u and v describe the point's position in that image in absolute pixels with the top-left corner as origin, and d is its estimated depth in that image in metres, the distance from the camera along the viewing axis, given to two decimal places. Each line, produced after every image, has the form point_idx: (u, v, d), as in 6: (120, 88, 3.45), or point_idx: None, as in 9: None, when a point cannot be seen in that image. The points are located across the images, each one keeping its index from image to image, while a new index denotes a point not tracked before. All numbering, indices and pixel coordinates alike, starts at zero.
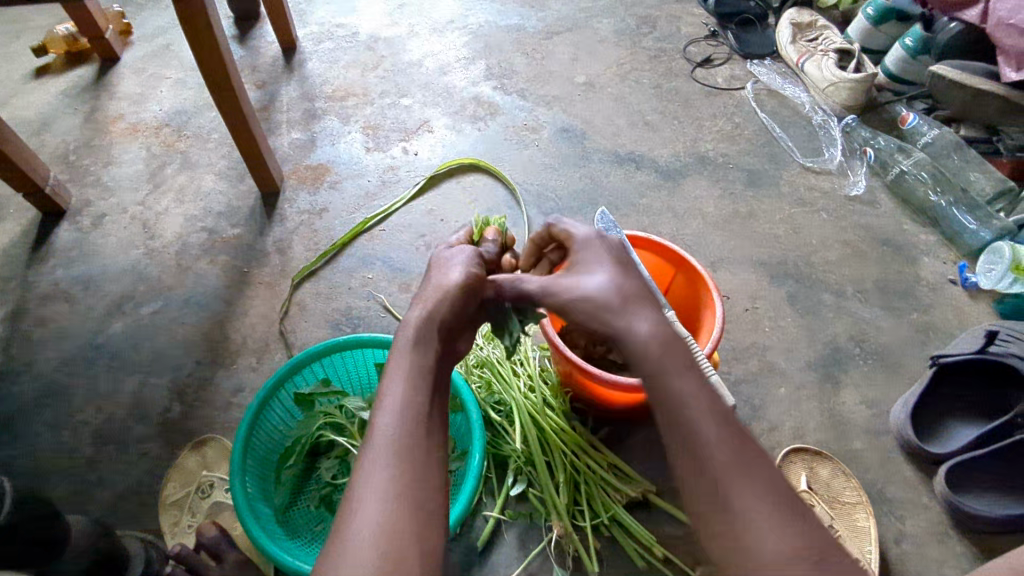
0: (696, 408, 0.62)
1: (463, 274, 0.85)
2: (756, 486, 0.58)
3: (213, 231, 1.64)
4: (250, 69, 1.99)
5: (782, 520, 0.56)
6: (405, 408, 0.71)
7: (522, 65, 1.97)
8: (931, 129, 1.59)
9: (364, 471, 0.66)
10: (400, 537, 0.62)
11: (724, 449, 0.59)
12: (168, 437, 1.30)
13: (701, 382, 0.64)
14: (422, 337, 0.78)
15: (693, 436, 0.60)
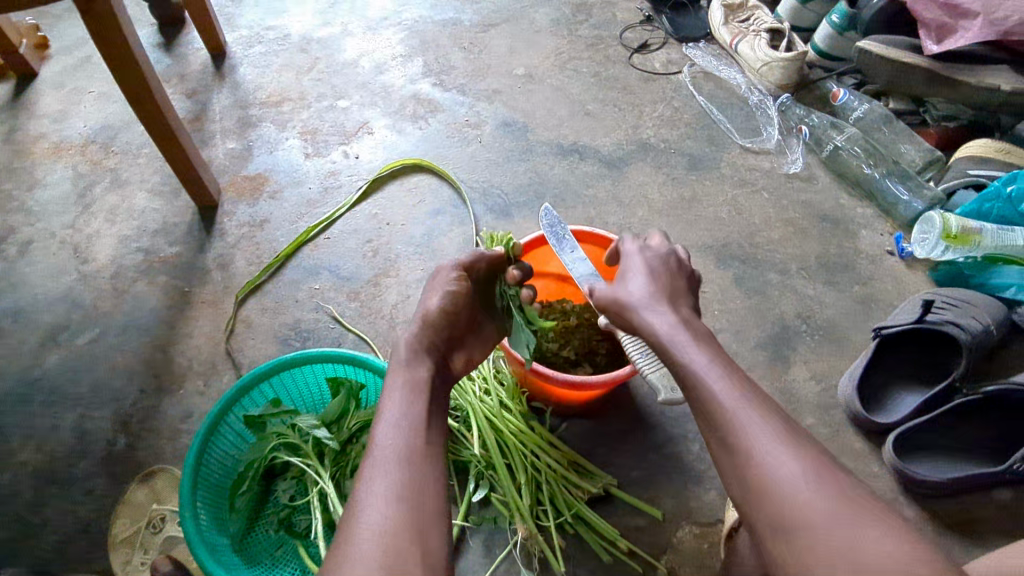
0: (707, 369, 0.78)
1: (439, 303, 0.97)
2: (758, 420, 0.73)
3: (149, 251, 1.58)
4: (178, 79, 1.91)
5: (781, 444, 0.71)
6: (401, 423, 0.81)
7: (460, 60, 1.94)
8: (862, 104, 1.64)
9: (367, 476, 0.75)
10: (402, 530, 0.70)
11: (728, 395, 0.75)
12: (114, 471, 1.25)
13: (711, 349, 0.81)
14: (413, 360, 0.91)
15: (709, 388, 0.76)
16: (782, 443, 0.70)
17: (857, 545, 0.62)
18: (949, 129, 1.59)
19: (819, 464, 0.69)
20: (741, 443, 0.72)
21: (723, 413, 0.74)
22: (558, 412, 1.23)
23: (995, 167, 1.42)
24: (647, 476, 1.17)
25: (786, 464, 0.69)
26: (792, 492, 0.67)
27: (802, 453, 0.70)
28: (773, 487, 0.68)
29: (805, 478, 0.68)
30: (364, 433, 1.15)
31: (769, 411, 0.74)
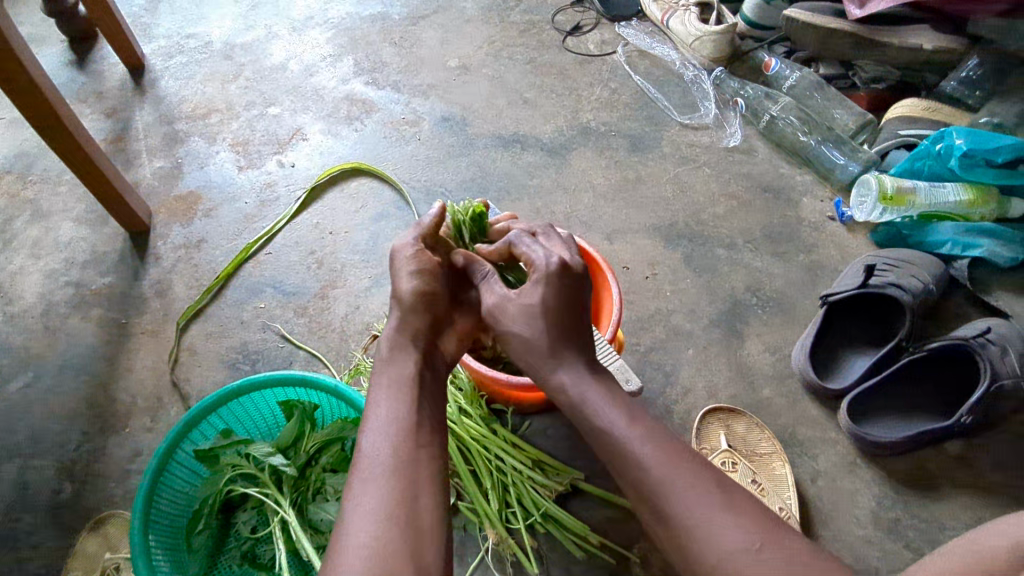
0: (627, 440, 0.75)
1: (413, 287, 0.89)
2: (686, 489, 0.70)
3: (79, 284, 1.49)
4: (95, 98, 1.81)
5: (714, 510, 0.68)
6: (388, 429, 0.76)
7: (392, 56, 1.88)
8: (793, 72, 1.66)
9: (356, 490, 0.70)
10: (392, 541, 0.66)
11: (654, 466, 0.72)
12: (63, 521, 1.19)
13: (624, 409, 0.78)
14: (396, 356, 0.85)
15: (631, 459, 0.74)
16: (719, 511, 0.68)
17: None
18: (877, 91, 1.62)
19: (762, 529, 0.66)
20: (678, 520, 0.69)
21: (654, 486, 0.71)
22: (518, 411, 1.24)
23: (924, 125, 1.46)
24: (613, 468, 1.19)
25: (725, 535, 0.66)
26: (737, 564, 0.64)
27: (743, 519, 0.67)
28: (717, 565, 0.65)
29: (748, 547, 0.65)
30: (323, 454, 1.12)
31: (695, 472, 0.72)
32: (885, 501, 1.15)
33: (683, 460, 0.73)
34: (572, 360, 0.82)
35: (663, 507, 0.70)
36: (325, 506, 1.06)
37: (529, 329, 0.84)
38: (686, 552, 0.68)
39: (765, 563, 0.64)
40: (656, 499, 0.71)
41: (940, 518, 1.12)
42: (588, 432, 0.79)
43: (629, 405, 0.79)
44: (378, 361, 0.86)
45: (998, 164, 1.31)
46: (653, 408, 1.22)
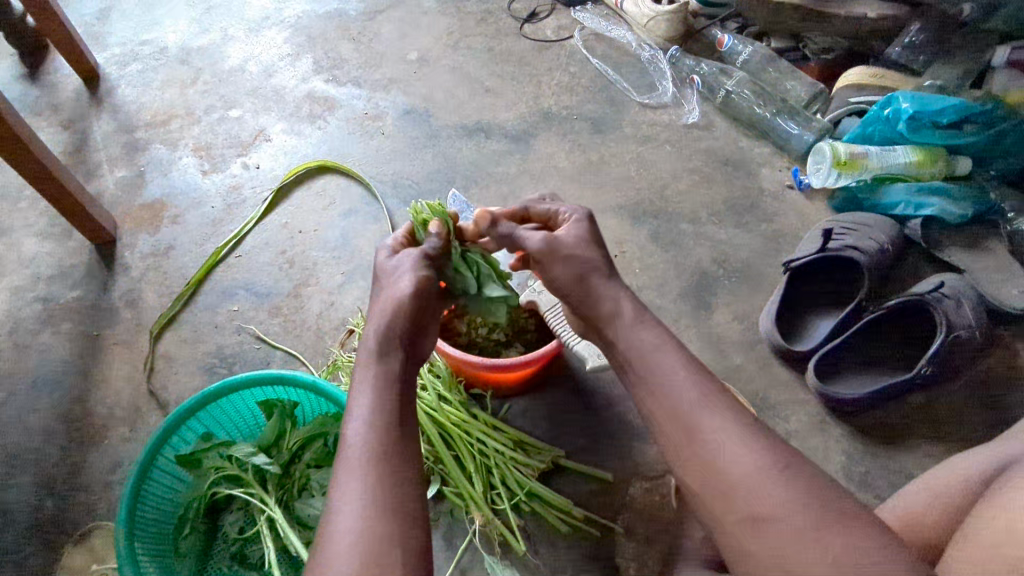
0: (665, 369, 0.78)
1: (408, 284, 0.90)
2: (718, 412, 0.73)
3: (47, 299, 1.47)
4: (51, 110, 1.77)
5: (742, 434, 0.70)
6: (372, 422, 0.76)
7: (350, 51, 1.87)
8: (745, 47, 1.70)
9: (342, 482, 0.71)
10: (379, 532, 0.67)
11: (692, 390, 0.75)
12: (48, 538, 1.19)
13: (665, 337, 0.82)
14: (385, 350, 0.84)
15: (667, 384, 0.77)
16: (739, 437, 0.70)
17: (822, 537, 0.63)
18: (827, 62, 1.67)
19: (781, 455, 0.69)
20: (706, 444, 0.71)
21: (682, 411, 0.74)
22: (497, 395, 1.26)
23: (873, 92, 1.53)
24: (592, 443, 1.22)
25: (751, 453, 0.69)
26: (750, 481, 0.68)
27: (764, 443, 0.70)
28: (731, 483, 0.68)
29: (770, 466, 0.67)
30: (306, 451, 1.13)
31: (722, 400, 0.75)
32: (855, 456, 1.19)
33: (714, 388, 0.76)
34: (619, 289, 0.89)
35: (690, 428, 0.73)
36: (311, 502, 1.07)
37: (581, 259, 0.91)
38: (704, 472, 0.71)
39: (779, 480, 0.67)
40: (688, 424, 0.73)
41: (908, 467, 1.17)
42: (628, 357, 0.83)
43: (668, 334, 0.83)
44: (365, 352, 0.84)
45: (942, 125, 1.39)
46: None
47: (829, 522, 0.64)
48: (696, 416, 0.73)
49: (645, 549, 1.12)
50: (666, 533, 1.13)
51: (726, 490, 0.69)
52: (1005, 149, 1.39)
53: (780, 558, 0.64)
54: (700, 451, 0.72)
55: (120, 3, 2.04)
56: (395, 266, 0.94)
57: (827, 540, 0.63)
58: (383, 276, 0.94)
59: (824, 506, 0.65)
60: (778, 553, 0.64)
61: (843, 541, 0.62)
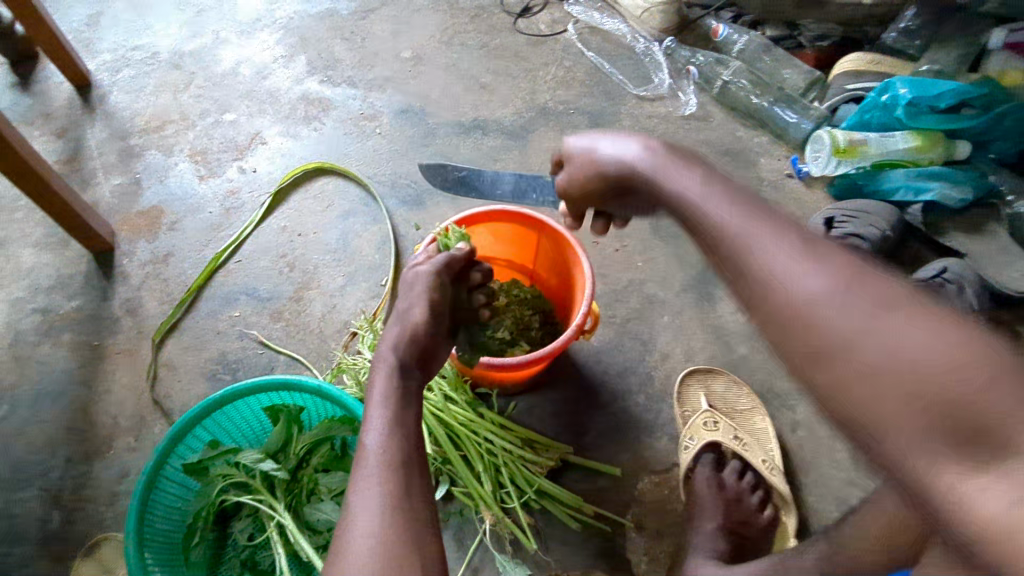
0: (703, 200, 0.68)
1: (419, 312, 0.90)
2: (770, 233, 0.62)
3: (46, 310, 1.46)
4: (43, 118, 1.76)
5: (792, 250, 0.60)
6: (391, 425, 0.78)
7: (344, 51, 1.86)
8: (742, 36, 1.70)
9: (359, 489, 0.72)
10: (394, 539, 0.68)
11: (733, 215, 0.64)
12: (58, 551, 1.19)
13: (701, 176, 0.71)
14: (406, 365, 0.86)
15: (703, 213, 0.67)
16: (796, 255, 0.59)
17: (912, 352, 0.50)
18: (823, 49, 1.67)
19: (860, 270, 0.57)
20: (755, 267, 0.61)
21: (738, 236, 0.63)
22: (503, 393, 1.26)
23: (870, 79, 1.53)
24: (601, 438, 1.22)
25: (802, 273, 0.58)
26: (821, 299, 0.56)
27: (823, 258, 0.58)
28: (802, 308, 0.57)
29: (830, 288, 0.56)
30: (313, 456, 1.13)
31: (773, 219, 0.63)
32: None
33: (764, 212, 0.64)
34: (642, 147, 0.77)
35: (737, 256, 0.62)
36: (320, 506, 1.08)
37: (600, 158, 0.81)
38: (760, 293, 0.60)
39: (857, 293, 0.55)
40: (734, 253, 0.63)
41: None
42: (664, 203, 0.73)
43: (703, 168, 0.72)
44: (382, 361, 0.86)
45: (940, 110, 1.38)
46: (635, 375, 1.29)
47: (900, 313, 0.52)
48: (741, 240, 0.62)
49: (657, 543, 1.13)
50: (675, 526, 1.14)
51: (792, 318, 0.57)
52: (1005, 131, 1.39)
53: (859, 386, 0.52)
54: (762, 278, 0.60)
55: (108, 8, 2.02)
56: (412, 281, 0.95)
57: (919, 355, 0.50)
58: (400, 293, 0.95)
59: (897, 317, 0.52)
60: (858, 380, 0.52)
61: (920, 334, 0.51)
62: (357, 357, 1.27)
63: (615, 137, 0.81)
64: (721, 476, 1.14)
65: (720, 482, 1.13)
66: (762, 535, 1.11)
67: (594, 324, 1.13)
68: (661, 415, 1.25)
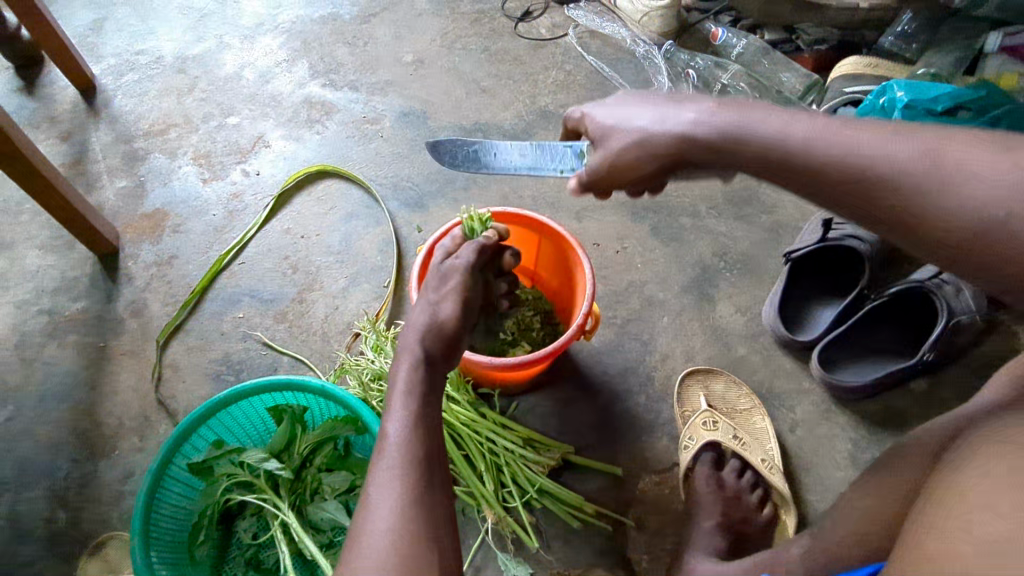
0: (803, 158, 0.73)
1: (451, 307, 0.88)
2: (890, 169, 0.68)
3: (51, 312, 1.47)
4: (48, 122, 1.77)
5: (921, 183, 0.66)
6: (413, 417, 0.79)
7: (347, 56, 1.88)
8: (740, 40, 1.72)
9: (379, 480, 0.74)
10: (411, 530, 0.70)
11: (844, 159, 0.71)
12: (64, 550, 1.20)
13: (773, 128, 0.75)
14: (429, 358, 0.86)
15: (817, 167, 0.72)
16: (936, 181, 0.66)
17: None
18: (821, 52, 1.68)
19: (984, 157, 0.63)
20: (904, 210, 0.68)
21: (859, 168, 0.70)
22: (505, 393, 1.27)
23: (867, 82, 1.53)
24: (602, 437, 1.24)
25: (956, 198, 0.65)
26: (971, 198, 0.64)
27: (962, 175, 0.64)
28: (954, 214, 0.65)
29: (1001, 197, 0.62)
30: (317, 455, 1.14)
31: (880, 155, 0.69)
32: (859, 442, 1.23)
33: (865, 150, 0.70)
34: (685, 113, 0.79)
35: (883, 205, 0.70)
36: (323, 505, 1.08)
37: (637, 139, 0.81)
38: (923, 227, 0.68)
39: (997, 178, 0.62)
40: (873, 199, 0.70)
41: None
42: (750, 165, 0.78)
43: (761, 119, 0.75)
44: (406, 351, 0.86)
45: (936, 113, 1.39)
46: (635, 376, 1.30)
47: None
48: (876, 184, 0.69)
49: (657, 540, 1.14)
50: (676, 524, 1.15)
51: (974, 241, 0.64)
52: (1002, 134, 1.37)
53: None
54: (898, 199, 0.68)
55: (113, 13, 2.04)
56: (445, 274, 0.92)
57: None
58: (433, 285, 0.92)
59: None
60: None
61: None
62: (360, 358, 1.28)
63: (638, 105, 0.82)
64: (720, 475, 1.15)
65: (720, 481, 1.14)
66: (762, 533, 1.13)
67: (594, 324, 1.13)
68: (661, 415, 1.26)
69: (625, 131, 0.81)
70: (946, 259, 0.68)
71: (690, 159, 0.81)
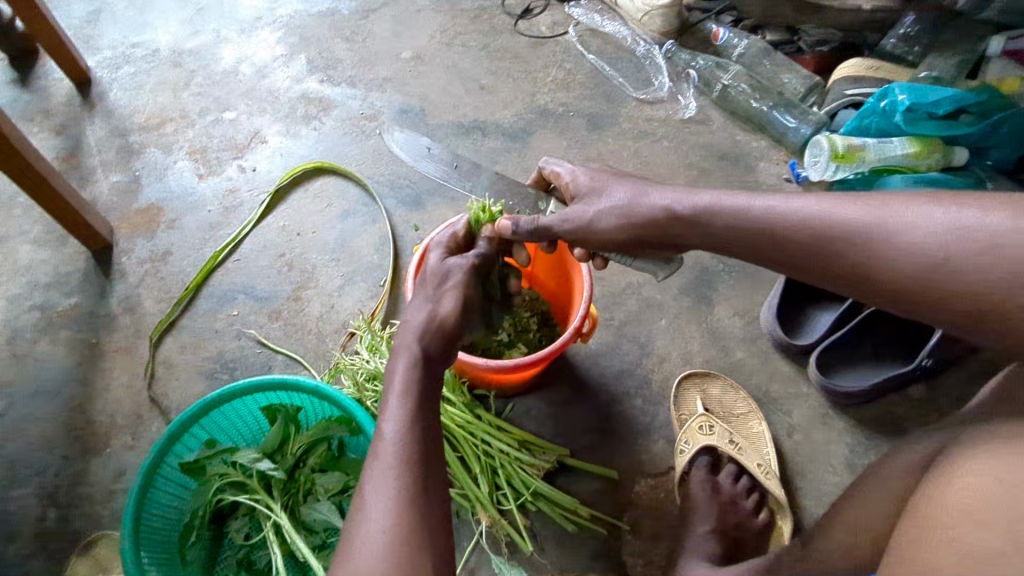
0: (771, 228, 0.83)
1: (450, 305, 0.90)
2: (841, 238, 0.77)
3: (44, 307, 1.46)
4: (42, 115, 1.76)
5: (867, 249, 0.75)
6: (410, 416, 0.78)
7: (345, 51, 1.86)
8: (741, 41, 1.71)
9: (374, 481, 0.73)
10: (408, 532, 0.69)
11: (803, 233, 0.81)
12: (54, 549, 1.19)
13: (735, 208, 0.87)
14: (427, 357, 0.85)
15: (785, 240, 0.82)
16: (883, 242, 0.73)
17: (993, 255, 0.65)
18: (823, 53, 1.67)
19: (924, 210, 0.71)
20: (865, 275, 0.76)
21: (818, 232, 0.79)
22: (501, 395, 1.26)
23: (869, 84, 1.52)
24: (598, 440, 1.23)
25: (900, 253, 0.72)
26: (913, 247, 0.71)
27: (901, 237, 0.72)
28: (900, 263, 0.72)
29: (941, 251, 0.68)
30: (310, 456, 1.13)
31: (830, 228, 0.78)
32: (856, 448, 1.23)
33: (817, 223, 0.79)
34: (656, 191, 0.94)
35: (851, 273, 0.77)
36: (316, 506, 1.07)
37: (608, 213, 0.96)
38: (885, 288, 0.75)
39: (934, 226, 0.69)
40: (839, 268, 0.78)
41: None
42: (728, 241, 0.89)
43: (725, 199, 0.88)
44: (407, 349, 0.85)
45: (938, 116, 1.39)
46: (632, 378, 1.29)
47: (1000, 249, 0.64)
48: (837, 254, 0.78)
49: (652, 545, 1.13)
50: (671, 529, 1.15)
51: (926, 296, 0.70)
52: (1002, 139, 1.39)
53: (973, 301, 0.67)
54: (854, 256, 0.76)
55: (109, 5, 2.02)
56: (447, 272, 0.94)
57: (1003, 254, 0.64)
58: (432, 282, 0.93)
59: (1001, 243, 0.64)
60: (967, 299, 0.67)
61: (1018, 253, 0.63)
62: (355, 358, 1.27)
63: (618, 186, 0.97)
64: (715, 479, 1.14)
65: (715, 485, 1.13)
66: (757, 537, 1.12)
67: (592, 327, 1.12)
68: (657, 418, 1.25)
69: (604, 209, 0.96)
70: (905, 307, 0.74)
71: (672, 233, 0.93)
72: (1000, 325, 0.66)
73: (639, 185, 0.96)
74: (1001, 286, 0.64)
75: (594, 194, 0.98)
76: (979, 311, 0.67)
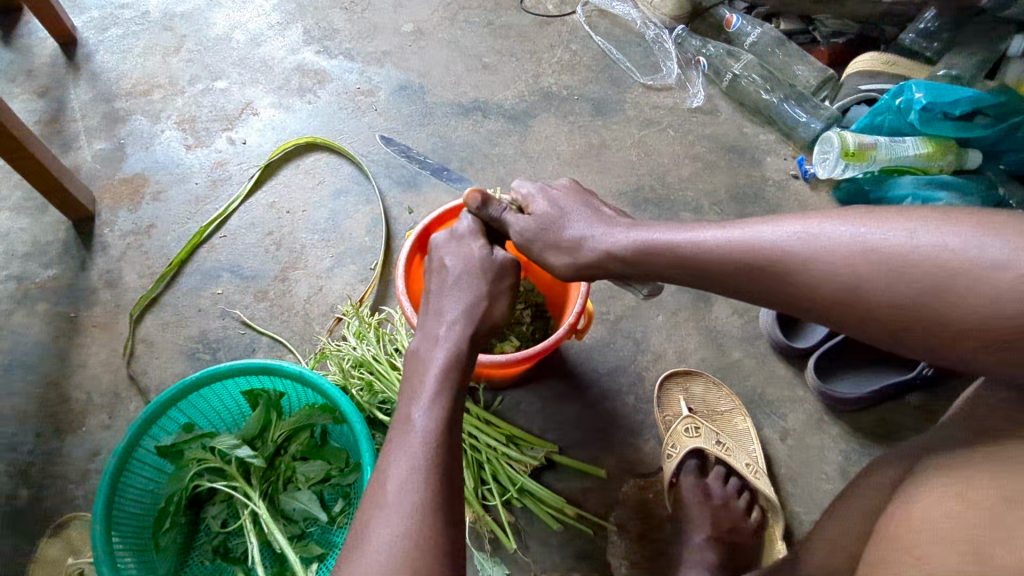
0: (688, 252, 0.78)
1: (458, 310, 0.86)
2: (759, 265, 0.72)
3: (21, 278, 1.40)
4: (25, 75, 1.68)
5: (789, 277, 0.70)
6: (441, 417, 0.75)
7: (343, 22, 1.79)
8: (754, 29, 1.66)
9: (390, 482, 0.69)
10: (418, 543, 0.65)
11: (726, 264, 0.75)
12: (22, 529, 1.15)
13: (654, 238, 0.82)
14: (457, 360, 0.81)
15: (707, 267, 0.77)
16: (801, 267, 0.69)
17: (900, 275, 0.62)
18: (838, 45, 1.63)
19: (832, 230, 0.68)
20: (798, 303, 0.72)
21: (743, 260, 0.74)
22: (490, 387, 1.23)
23: (884, 80, 1.49)
24: (587, 437, 1.20)
25: (820, 275, 0.68)
26: (831, 272, 0.67)
27: (814, 261, 0.68)
28: (825, 290, 0.68)
29: (855, 269, 0.65)
30: (291, 443, 1.09)
31: (747, 256, 0.73)
32: (851, 455, 1.20)
33: (734, 251, 0.74)
34: (599, 221, 0.89)
35: (784, 301, 0.73)
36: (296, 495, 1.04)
37: (565, 247, 0.90)
38: (816, 313, 0.71)
39: (842, 249, 0.66)
40: (769, 295, 0.74)
41: None
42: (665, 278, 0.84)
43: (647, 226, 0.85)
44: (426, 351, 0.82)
45: (954, 116, 1.35)
46: (625, 375, 1.26)
47: (913, 268, 0.62)
48: (763, 282, 0.73)
49: (638, 546, 1.11)
50: (659, 530, 1.12)
51: (858, 318, 0.67)
52: (1016, 142, 1.36)
53: (900, 319, 0.63)
54: (779, 285, 0.72)
55: None
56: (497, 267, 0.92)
57: (904, 273, 0.62)
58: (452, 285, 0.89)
59: (910, 261, 0.62)
60: (895, 317, 0.64)
61: (928, 267, 0.61)
62: (342, 343, 1.23)
63: (574, 217, 0.91)
64: (707, 484, 1.12)
65: (706, 489, 1.11)
66: (754, 543, 1.09)
67: (586, 323, 1.07)
68: (649, 417, 1.22)
69: (553, 245, 0.92)
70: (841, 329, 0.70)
71: (624, 276, 0.87)
72: (920, 343, 0.64)
73: (581, 210, 0.91)
74: (916, 304, 0.62)
75: (554, 215, 0.92)
76: (900, 330, 0.64)
